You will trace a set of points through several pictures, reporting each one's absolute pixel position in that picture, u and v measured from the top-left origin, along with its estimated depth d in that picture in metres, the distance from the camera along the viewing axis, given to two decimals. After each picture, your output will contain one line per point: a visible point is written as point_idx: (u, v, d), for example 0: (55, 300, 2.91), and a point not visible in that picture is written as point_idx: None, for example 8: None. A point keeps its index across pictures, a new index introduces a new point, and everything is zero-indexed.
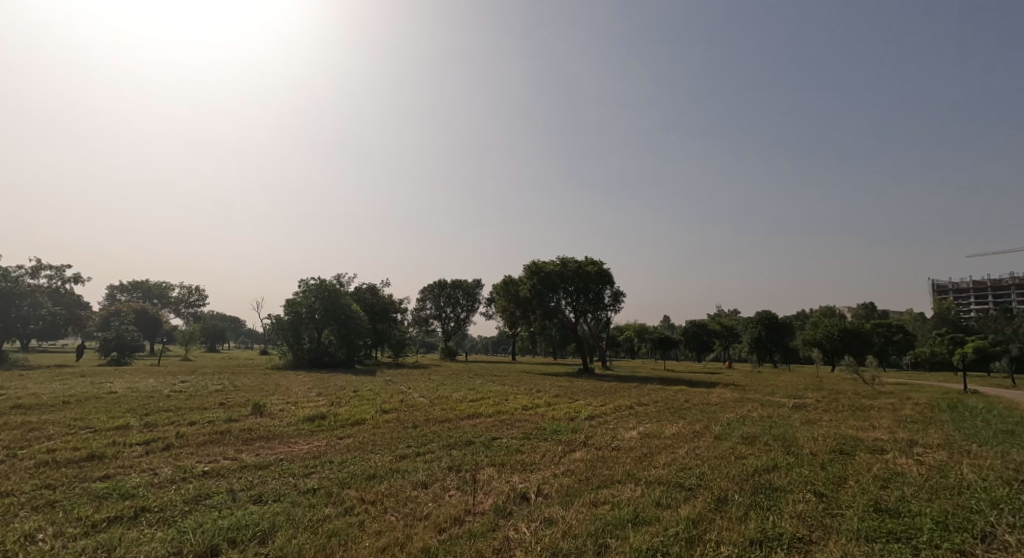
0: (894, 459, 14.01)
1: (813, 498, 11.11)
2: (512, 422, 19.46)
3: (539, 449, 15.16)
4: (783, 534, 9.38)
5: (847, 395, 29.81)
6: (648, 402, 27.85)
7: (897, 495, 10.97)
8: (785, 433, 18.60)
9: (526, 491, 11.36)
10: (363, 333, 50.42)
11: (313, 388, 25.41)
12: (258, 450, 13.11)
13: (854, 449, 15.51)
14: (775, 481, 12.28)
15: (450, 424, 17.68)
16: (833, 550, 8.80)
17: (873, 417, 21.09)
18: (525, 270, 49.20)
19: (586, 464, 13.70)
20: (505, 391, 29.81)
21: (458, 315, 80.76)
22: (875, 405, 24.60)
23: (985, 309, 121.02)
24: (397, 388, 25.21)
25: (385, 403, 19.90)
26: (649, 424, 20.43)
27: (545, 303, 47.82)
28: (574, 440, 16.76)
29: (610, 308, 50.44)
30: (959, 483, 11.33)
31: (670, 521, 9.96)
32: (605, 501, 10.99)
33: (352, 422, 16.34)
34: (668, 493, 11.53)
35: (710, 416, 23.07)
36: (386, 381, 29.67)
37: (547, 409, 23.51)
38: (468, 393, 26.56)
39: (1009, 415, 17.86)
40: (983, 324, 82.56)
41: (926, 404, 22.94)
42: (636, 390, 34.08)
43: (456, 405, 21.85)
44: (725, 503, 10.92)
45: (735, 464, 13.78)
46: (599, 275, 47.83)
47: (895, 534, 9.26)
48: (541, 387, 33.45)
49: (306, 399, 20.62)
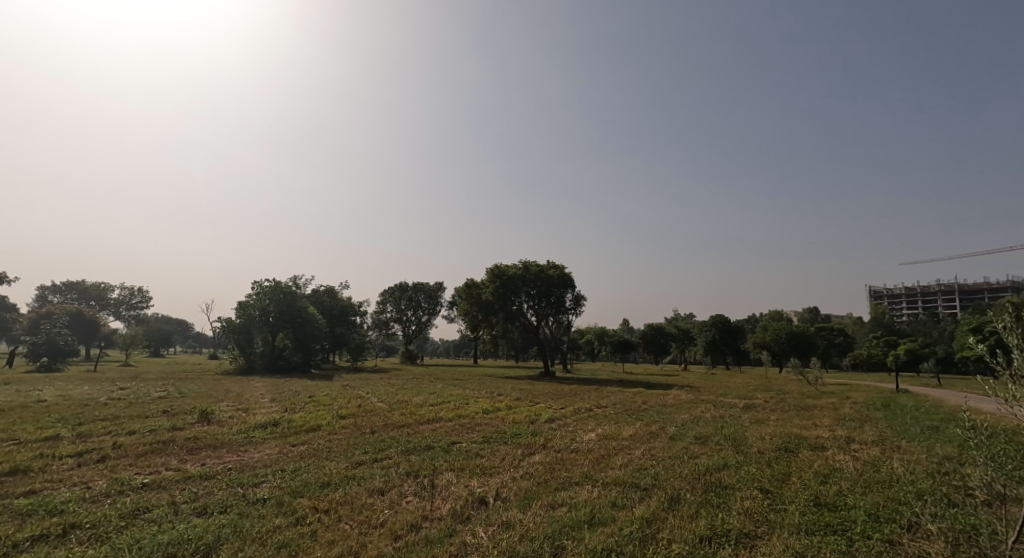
0: (833, 455, 14.80)
1: (760, 495, 11.62)
2: (472, 426, 19.49)
3: (499, 453, 15.25)
4: (730, 531, 9.77)
5: (793, 396, 31.20)
6: (606, 404, 28.34)
7: (835, 490, 11.60)
8: (735, 432, 19.37)
9: (485, 495, 11.43)
10: (319, 337, 49.19)
11: (266, 394, 24.74)
12: (204, 460, 12.71)
13: (798, 446, 16.27)
14: (724, 479, 12.78)
15: (409, 429, 17.60)
16: (776, 544, 9.23)
17: (816, 416, 22.18)
18: (488, 273, 49.17)
19: (545, 467, 13.90)
20: (465, 394, 29.80)
21: (419, 318, 79.90)
22: (818, 404, 25.87)
23: (915, 314, 128.65)
24: (355, 393, 24.83)
25: (342, 408, 19.57)
26: (607, 426, 20.85)
27: (507, 306, 47.90)
28: (533, 443, 16.94)
29: (572, 311, 51.04)
30: (890, 477, 12.09)
31: (624, 521, 10.24)
32: (562, 503, 11.19)
33: (307, 429, 16.03)
34: (623, 493, 11.84)
35: (666, 417, 23.70)
36: (344, 386, 29.18)
37: (507, 413, 23.65)
38: (428, 397, 26.40)
39: (934, 413, 19.12)
40: (916, 327, 87.74)
41: (864, 403, 24.30)
42: (595, 393, 34.62)
43: (415, 409, 21.70)
44: (678, 502, 11.30)
45: (687, 464, 14.24)
46: (561, 279, 48.45)
47: (832, 527, 9.80)
48: (501, 391, 33.55)
49: (258, 406, 20.04)
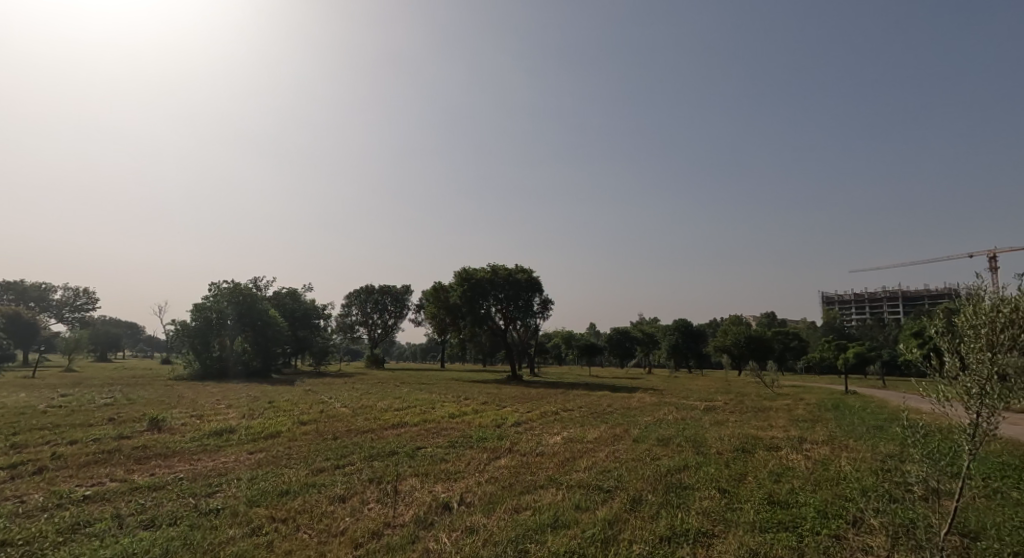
0: (787, 455, 15.36)
1: (717, 495, 11.98)
2: (438, 431, 19.39)
3: (464, 457, 15.25)
4: (689, 530, 10.04)
5: (751, 398, 32.20)
6: (572, 407, 28.61)
7: (788, 488, 12.05)
8: (696, 434, 19.85)
9: (449, 500, 11.42)
10: (280, 341, 48.11)
11: (223, 400, 24.03)
12: (153, 470, 12.28)
13: (755, 447, 16.83)
14: (684, 479, 13.12)
15: (374, 434, 17.40)
16: (731, 542, 9.53)
17: (772, 417, 22.94)
18: (456, 277, 49.00)
19: (510, 471, 13.96)
20: (431, 399, 29.58)
21: (385, 321, 78.91)
22: (774, 406, 26.73)
23: (864, 318, 134.60)
24: (317, 398, 24.39)
25: (303, 414, 19.19)
26: (573, 429, 21.06)
27: (476, 309, 47.81)
28: (499, 447, 16.98)
29: (540, 315, 51.35)
30: (838, 475, 12.63)
31: (587, 524, 10.38)
32: (526, 507, 11.27)
33: (265, 436, 15.67)
34: (587, 495, 12.02)
35: (630, 419, 24.11)
36: (306, 390, 28.60)
37: (474, 417, 23.62)
38: (393, 402, 26.10)
39: (880, 413, 20.02)
40: (864, 331, 91.80)
41: (816, 405, 25.25)
42: (561, 396, 34.86)
43: (380, 415, 21.44)
44: (639, 503, 11.54)
45: (649, 466, 14.52)
46: (530, 282, 48.81)
47: (784, 524, 10.18)
48: (468, 395, 33.46)
49: (213, 413, 19.46)
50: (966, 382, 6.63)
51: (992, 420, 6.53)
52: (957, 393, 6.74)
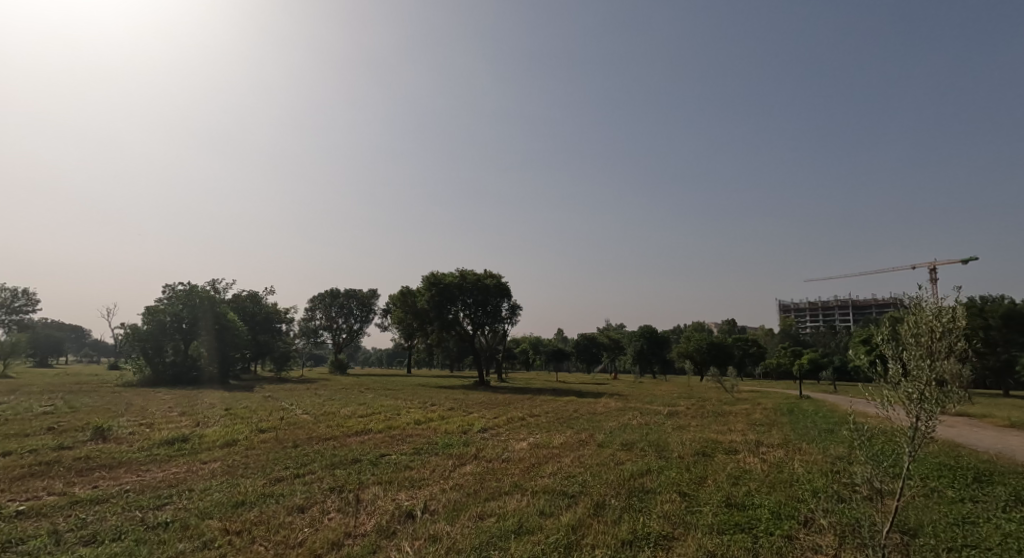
0: (744, 458, 15.82)
1: (678, 498, 12.25)
2: (403, 438, 19.19)
3: (429, 464, 15.14)
4: (650, 534, 10.23)
5: (712, 402, 33.00)
6: (538, 413, 28.72)
7: (744, 490, 12.41)
8: (658, 438, 20.24)
9: (412, 508, 11.33)
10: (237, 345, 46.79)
11: (176, 407, 23.18)
12: (97, 482, 11.77)
13: (714, 450, 17.28)
14: (647, 483, 13.35)
15: (336, 442, 17.12)
16: (690, 545, 9.75)
17: (732, 421, 23.57)
18: (423, 281, 48.67)
19: (475, 477, 13.95)
20: (396, 404, 29.22)
21: (351, 326, 77.65)
22: (733, 411, 27.46)
23: (817, 325, 139.76)
24: (277, 405, 23.76)
25: (262, 421, 18.71)
26: (539, 435, 21.15)
27: (443, 314, 47.53)
28: (464, 453, 16.94)
29: (508, 321, 51.44)
30: (792, 476, 13.08)
31: (551, 530, 10.45)
32: (490, 514, 11.27)
33: (220, 444, 15.22)
34: (551, 501, 12.10)
35: (595, 424, 24.43)
36: (265, 397, 27.83)
37: (440, 423, 23.46)
38: (357, 408, 25.65)
39: (831, 417, 20.84)
40: (818, 337, 95.34)
41: (773, 408, 26.10)
42: (528, 402, 34.94)
43: (343, 421, 21.08)
44: (602, 508, 11.69)
45: (613, 470, 14.73)
46: (498, 288, 48.92)
47: (740, 526, 10.48)
48: (435, 401, 33.21)
49: (164, 421, 18.76)
50: (908, 387, 6.95)
51: (930, 423, 6.88)
52: (899, 397, 7.06)
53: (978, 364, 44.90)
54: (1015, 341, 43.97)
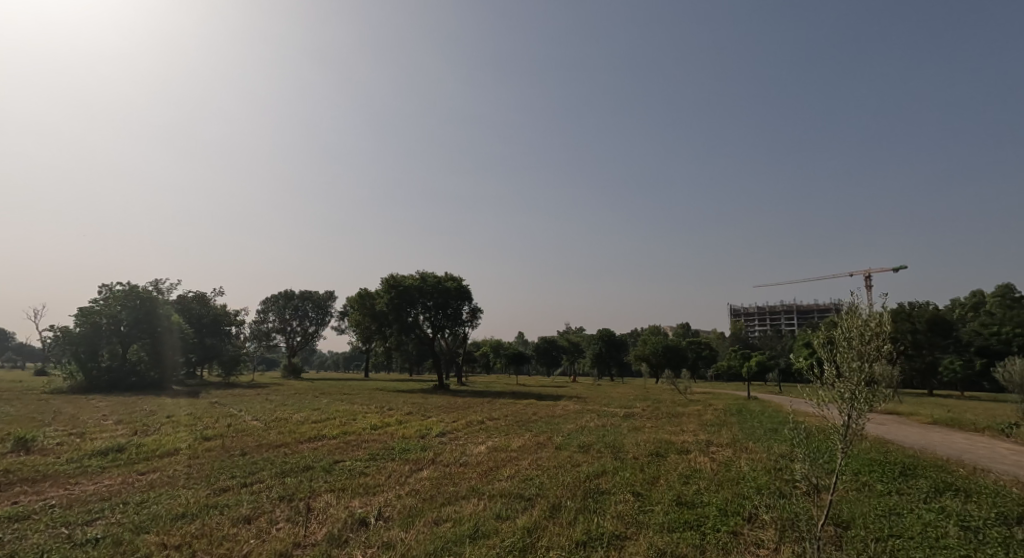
0: (695, 458, 16.26)
1: (631, 498, 12.47)
2: (359, 443, 18.83)
3: (384, 470, 14.90)
4: (604, 534, 10.39)
5: (666, 404, 33.81)
6: (497, 416, 28.71)
7: (694, 489, 12.75)
8: (614, 440, 20.59)
9: (366, 515, 11.13)
10: None
11: (112, 415, 21.95)
12: (20, 497, 11.07)
13: (667, 451, 17.69)
14: (602, 484, 13.56)
15: (287, 449, 16.63)
16: (642, 544, 9.93)
17: (685, 422, 24.25)
18: (382, 283, 47.94)
19: (432, 482, 13.81)
20: (352, 409, 28.60)
21: (305, 328, 75.69)
22: (686, 412, 28.22)
23: (765, 329, 145.18)
24: (224, 411, 22.87)
25: (206, 429, 17.98)
26: (498, 438, 21.13)
27: (403, 317, 46.88)
28: (421, 458, 16.75)
29: (468, 324, 51.23)
30: (739, 474, 13.52)
31: (506, 533, 10.47)
32: (446, 519, 11.19)
33: (160, 454, 14.55)
34: (508, 504, 12.13)
35: (553, 427, 24.64)
36: (211, 403, 26.72)
37: (397, 428, 23.10)
38: (310, 413, 24.98)
39: (776, 416, 21.69)
40: (766, 340, 99.14)
41: (723, 409, 26.99)
42: (487, 405, 34.86)
43: (295, 427, 20.49)
44: (557, 510, 11.77)
45: (569, 472, 14.87)
46: (458, 292, 48.71)
47: (689, 523, 10.75)
48: (392, 405, 32.73)
49: (98, 430, 17.76)
50: (841, 386, 7.30)
51: (859, 420, 7.26)
52: (833, 397, 7.41)
53: (905, 365, 47.01)
54: (940, 344, 46.87)
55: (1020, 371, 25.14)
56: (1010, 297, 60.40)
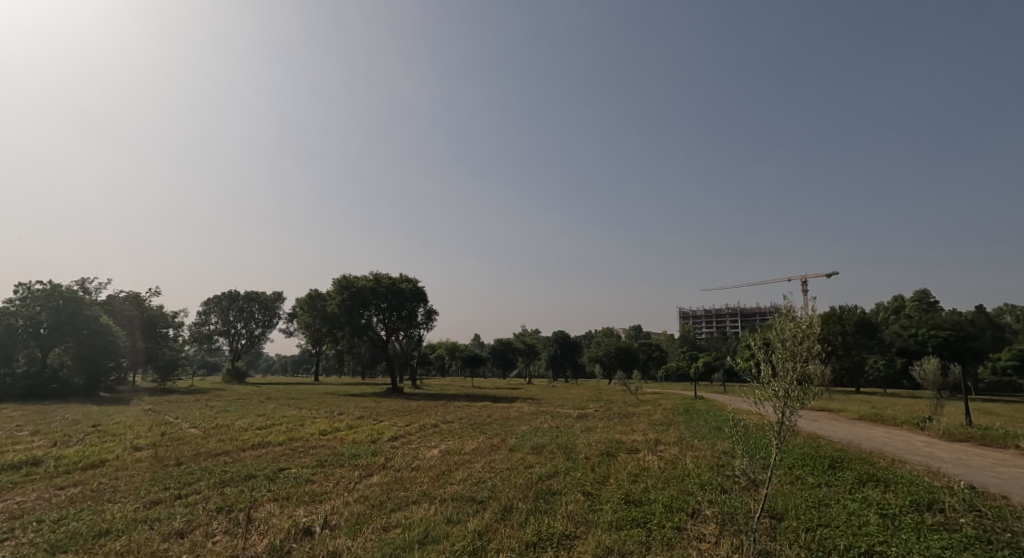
0: (644, 456, 16.58)
1: (582, 498, 12.60)
2: (306, 450, 18.23)
3: (332, 477, 14.46)
4: (554, 534, 10.42)
5: (618, 405, 34.44)
6: (451, 419, 28.49)
7: (642, 487, 12.98)
8: (567, 440, 20.77)
9: (310, 524, 10.76)
10: (113, 353, 42.29)
11: (29, 425, 20.40)
12: None
13: (618, 450, 17.97)
14: (554, 485, 13.63)
15: (228, 457, 15.90)
16: (590, 543, 10.02)
17: (635, 422, 24.74)
18: (334, 285, 46.66)
19: (382, 488, 13.50)
20: (300, 415, 27.73)
21: (251, 331, 72.99)
22: (637, 412, 28.87)
23: (713, 331, 150.42)
24: (159, 419, 21.66)
25: (138, 438, 16.98)
26: (451, 441, 20.91)
27: (355, 320, 45.71)
28: (372, 463, 16.39)
29: (423, 326, 50.62)
30: (684, 472, 13.87)
31: (457, 537, 10.34)
32: (395, 525, 10.97)
33: (85, 466, 13.66)
34: (459, 508, 12.00)
35: (507, 429, 24.64)
36: (144, 411, 25.28)
37: (347, 433, 22.50)
38: (255, 420, 24.01)
39: (720, 415, 22.45)
40: (712, 342, 102.76)
41: (673, 408, 27.74)
42: (441, 408, 34.50)
43: (238, 435, 19.66)
44: (508, 512, 11.75)
45: (522, 474, 14.87)
46: (413, 293, 48.16)
47: (637, 521, 10.93)
48: (344, 409, 31.94)
49: (15, 442, 16.50)
50: (776, 385, 7.58)
51: (792, 417, 7.53)
52: (767, 396, 7.72)
53: (835, 364, 50.43)
54: (866, 344, 49.80)
55: (932, 370, 27.02)
56: (926, 302, 65.13)
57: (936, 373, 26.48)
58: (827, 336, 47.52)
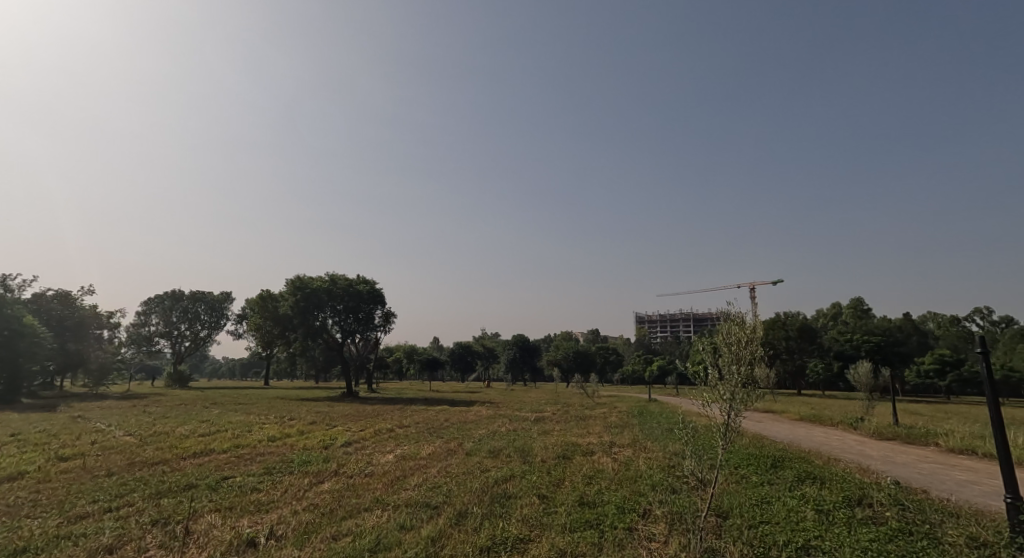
0: (598, 459, 16.70)
1: (537, 501, 12.56)
2: (252, 457, 17.48)
3: (280, 485, 13.91)
4: (508, 538, 10.29)
5: (575, 407, 34.68)
6: (408, 423, 28.01)
7: (596, 489, 13.04)
8: (524, 444, 20.71)
9: (254, 535, 10.28)
10: (36, 356, 39.51)
11: None
12: None
13: (573, 453, 18.05)
14: (509, 489, 13.55)
15: (165, 467, 15.05)
16: (544, 546, 9.95)
17: (591, 424, 24.90)
18: (287, 285, 45.18)
19: (332, 495, 13.09)
20: (249, 420, 26.64)
21: (195, 332, 69.89)
22: (593, 414, 29.14)
23: (667, 336, 153.99)
24: (89, 426, 20.32)
25: (66, 448, 15.89)
26: (406, 446, 20.52)
27: (309, 322, 44.41)
28: (323, 470, 15.89)
29: (381, 328, 49.70)
30: (637, 473, 14.02)
31: (410, 544, 10.10)
32: (345, 534, 10.61)
33: (1, 480, 12.63)
34: (413, 514, 11.73)
35: (464, 433, 24.38)
36: (74, 418, 23.69)
37: (297, 439, 21.76)
38: (197, 426, 22.87)
39: (672, 417, 22.94)
40: (666, 346, 105.35)
41: (627, 411, 28.19)
42: (397, 412, 33.87)
43: (178, 442, 18.69)
44: (463, 517, 11.58)
45: (478, 478, 14.70)
46: (371, 296, 47.34)
47: (590, 522, 10.95)
48: (295, 414, 30.90)
49: None
50: (722, 388, 7.72)
51: (736, 417, 7.70)
52: (714, 398, 7.84)
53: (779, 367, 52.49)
54: (807, 349, 52.07)
55: (866, 373, 28.41)
56: (861, 308, 68.83)
57: (868, 376, 27.86)
58: (771, 340, 49.42)
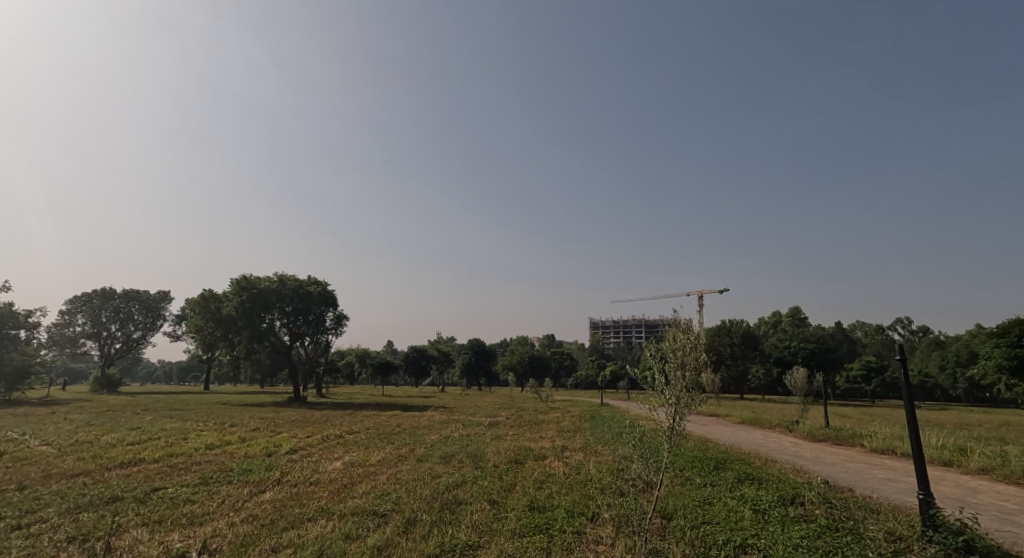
0: (550, 463, 16.64)
1: (488, 506, 12.34)
2: (188, 466, 16.50)
3: (217, 496, 13.13)
4: (457, 545, 10.03)
5: (528, 412, 34.67)
6: (358, 429, 27.22)
7: (546, 493, 12.96)
8: (476, 449, 20.44)
9: (186, 549, 9.65)
10: None
11: None
12: None
13: (525, 457, 17.93)
14: (460, 494, 13.28)
15: (87, 478, 13.96)
16: (493, 551, 9.77)
17: (543, 429, 24.92)
18: (232, 285, 43.23)
19: (273, 505, 12.46)
20: (185, 428, 25.20)
21: (127, 333, 66.00)
22: (546, 419, 29.18)
23: (620, 341, 156.78)
24: (2, 436, 18.70)
25: None
26: (355, 453, 19.90)
27: (255, 324, 42.65)
28: (265, 479, 15.09)
29: (332, 331, 48.38)
30: (587, 477, 14.03)
31: (354, 555, 9.67)
32: (286, 545, 10.08)
33: None
34: (359, 523, 11.30)
35: (416, 438, 23.90)
36: None
37: (238, 446, 20.69)
38: (127, 434, 21.44)
39: (622, 421, 23.21)
40: (619, 351, 107.29)
41: (579, 415, 28.34)
42: (347, 417, 32.90)
43: (104, 451, 17.43)
44: (411, 524, 11.23)
45: (428, 484, 14.34)
46: (322, 297, 46.05)
47: (539, 527, 10.84)
48: (237, 420, 29.48)
49: None
50: (669, 392, 7.76)
51: (682, 421, 7.76)
52: (662, 401, 7.86)
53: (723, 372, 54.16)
54: (749, 354, 53.89)
55: (801, 377, 29.58)
56: (797, 316, 72.08)
57: (804, 381, 29.02)
58: (717, 346, 50.98)
